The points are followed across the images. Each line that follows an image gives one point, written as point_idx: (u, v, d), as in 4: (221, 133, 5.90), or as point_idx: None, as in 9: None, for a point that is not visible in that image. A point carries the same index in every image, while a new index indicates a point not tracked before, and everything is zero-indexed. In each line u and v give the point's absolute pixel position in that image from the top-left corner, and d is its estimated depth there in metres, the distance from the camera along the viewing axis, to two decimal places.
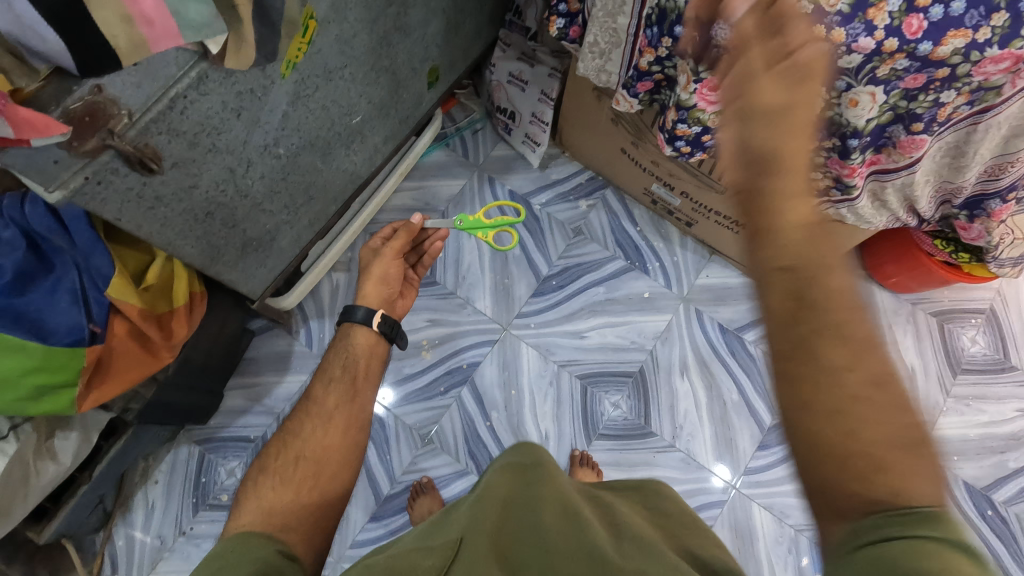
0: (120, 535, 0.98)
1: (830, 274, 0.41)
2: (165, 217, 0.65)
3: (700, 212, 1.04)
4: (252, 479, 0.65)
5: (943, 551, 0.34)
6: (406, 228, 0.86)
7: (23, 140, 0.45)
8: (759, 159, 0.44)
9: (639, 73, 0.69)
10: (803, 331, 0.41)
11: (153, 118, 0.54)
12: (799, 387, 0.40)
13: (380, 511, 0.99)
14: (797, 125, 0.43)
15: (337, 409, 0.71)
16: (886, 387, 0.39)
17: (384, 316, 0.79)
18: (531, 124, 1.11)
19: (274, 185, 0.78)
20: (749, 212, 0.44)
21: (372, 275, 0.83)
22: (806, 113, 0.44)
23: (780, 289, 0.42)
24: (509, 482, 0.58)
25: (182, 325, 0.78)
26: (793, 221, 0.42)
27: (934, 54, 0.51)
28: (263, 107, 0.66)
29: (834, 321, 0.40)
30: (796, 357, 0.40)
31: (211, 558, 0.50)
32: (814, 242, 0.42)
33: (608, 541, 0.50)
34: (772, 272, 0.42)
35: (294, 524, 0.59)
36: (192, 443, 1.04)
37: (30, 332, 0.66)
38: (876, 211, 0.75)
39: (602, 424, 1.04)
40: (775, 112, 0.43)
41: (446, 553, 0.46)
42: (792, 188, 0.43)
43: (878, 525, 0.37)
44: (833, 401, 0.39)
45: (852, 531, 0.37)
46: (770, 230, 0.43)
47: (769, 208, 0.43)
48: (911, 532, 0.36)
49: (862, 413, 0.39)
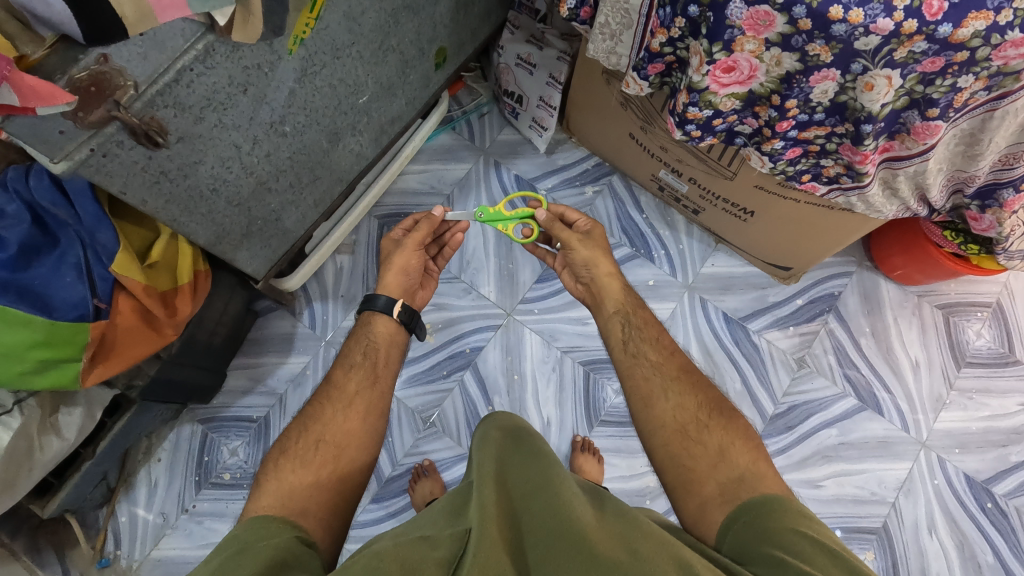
0: (123, 511, 0.99)
1: (636, 309, 0.76)
2: (170, 193, 0.64)
3: (707, 199, 1.03)
4: (273, 461, 0.65)
5: (800, 516, 0.51)
6: (428, 220, 0.82)
7: (28, 109, 0.45)
8: (585, 263, 0.79)
9: (650, 54, 0.68)
10: (633, 348, 0.71)
11: (159, 91, 0.53)
12: (640, 391, 0.67)
13: (381, 493, 1.00)
14: (598, 244, 0.80)
15: (358, 394, 0.70)
16: (690, 372, 0.68)
17: (404, 307, 0.79)
18: (539, 108, 1.10)
19: (280, 163, 0.77)
20: (590, 291, 0.80)
21: (394, 265, 0.80)
22: (600, 240, 0.80)
23: (608, 322, 0.75)
24: (502, 463, 0.56)
25: (186, 302, 0.78)
26: (611, 287, 0.77)
27: (954, 36, 0.51)
28: (270, 83, 0.65)
29: (647, 337, 0.72)
30: (633, 369, 0.69)
31: (229, 542, 0.51)
32: (627, 302, 0.76)
33: (611, 520, 0.48)
34: (611, 317, 0.75)
35: (313, 509, 0.59)
36: (196, 422, 1.04)
37: (34, 306, 0.66)
38: (887, 200, 0.74)
39: (604, 411, 1.04)
40: (581, 243, 0.79)
41: (455, 545, 0.43)
42: (606, 270, 0.78)
43: (765, 505, 0.53)
44: (659, 389, 0.66)
45: (748, 513, 0.53)
46: (596, 294, 0.79)
47: (600, 285, 0.78)
48: (785, 510, 0.52)
49: (673, 392, 0.66)
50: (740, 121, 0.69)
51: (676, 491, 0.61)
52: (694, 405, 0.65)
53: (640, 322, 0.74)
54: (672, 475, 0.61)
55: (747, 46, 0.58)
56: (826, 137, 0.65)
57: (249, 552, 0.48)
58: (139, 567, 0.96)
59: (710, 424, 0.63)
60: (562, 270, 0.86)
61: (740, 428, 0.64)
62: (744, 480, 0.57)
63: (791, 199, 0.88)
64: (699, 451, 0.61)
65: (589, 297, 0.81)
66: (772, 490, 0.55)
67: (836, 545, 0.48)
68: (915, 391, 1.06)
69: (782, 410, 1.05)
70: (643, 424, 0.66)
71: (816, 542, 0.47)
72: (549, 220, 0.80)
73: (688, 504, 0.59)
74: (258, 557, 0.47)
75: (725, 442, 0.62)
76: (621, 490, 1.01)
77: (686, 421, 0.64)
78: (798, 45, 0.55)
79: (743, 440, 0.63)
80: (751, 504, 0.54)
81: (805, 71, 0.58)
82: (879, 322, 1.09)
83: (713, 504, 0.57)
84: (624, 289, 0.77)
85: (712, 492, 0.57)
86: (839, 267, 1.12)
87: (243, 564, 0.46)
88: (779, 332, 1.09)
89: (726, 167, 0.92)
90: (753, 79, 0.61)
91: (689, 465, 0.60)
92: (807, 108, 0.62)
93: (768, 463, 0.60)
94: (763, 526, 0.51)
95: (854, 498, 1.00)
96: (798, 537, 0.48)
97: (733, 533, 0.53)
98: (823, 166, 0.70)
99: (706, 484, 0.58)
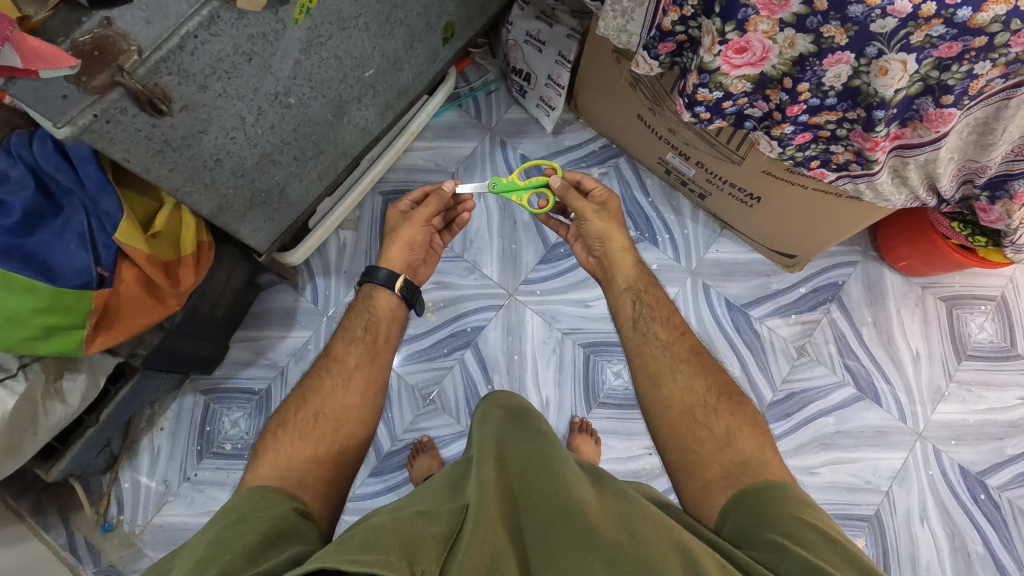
0: (126, 478, 1.01)
1: (650, 284, 0.75)
2: (174, 162, 0.64)
3: (714, 183, 1.02)
4: (270, 434, 0.65)
5: (801, 500, 0.52)
6: (437, 194, 0.82)
7: (31, 72, 0.45)
8: (599, 239, 0.78)
9: (661, 33, 0.67)
10: (643, 327, 0.71)
11: (163, 58, 0.52)
12: (647, 371, 0.67)
13: (380, 467, 1.01)
14: (613, 216, 0.79)
15: (358, 368, 0.71)
16: (700, 354, 0.69)
17: (405, 282, 0.79)
18: (547, 87, 1.09)
19: (284, 136, 0.77)
20: (602, 264, 0.80)
21: (399, 238, 0.80)
22: (615, 212, 0.80)
23: (619, 300, 0.75)
24: (502, 442, 0.56)
25: (190, 273, 0.78)
26: (623, 264, 0.77)
27: (973, 21, 0.49)
28: (275, 52, 0.64)
29: (658, 313, 0.72)
30: (642, 349, 0.69)
31: (228, 510, 0.52)
32: (638, 281, 0.75)
33: (609, 501, 0.48)
34: (621, 293, 0.75)
35: (311, 480, 0.60)
36: (198, 392, 1.05)
37: (38, 272, 0.66)
38: (896, 188, 0.74)
39: (603, 393, 1.05)
40: (596, 215, 0.78)
41: (453, 521, 0.43)
42: (619, 245, 0.78)
43: (766, 488, 0.54)
44: (667, 369, 0.67)
45: (749, 495, 0.54)
46: (608, 272, 0.78)
47: (612, 260, 0.77)
48: (786, 493, 0.52)
49: (680, 373, 0.66)
50: (750, 104, 0.68)
51: (678, 472, 0.61)
52: (702, 388, 0.65)
53: (652, 300, 0.73)
54: (675, 457, 0.61)
55: (760, 26, 0.57)
56: (837, 123, 0.64)
57: (248, 522, 0.49)
58: (142, 532, 0.98)
59: (718, 409, 0.64)
60: (575, 241, 0.86)
61: (747, 414, 0.64)
62: (749, 466, 0.58)
63: (799, 185, 0.87)
64: (706, 435, 0.61)
65: (600, 270, 0.81)
66: (777, 476, 0.56)
67: (837, 532, 0.48)
68: (915, 382, 1.06)
69: (780, 397, 1.05)
70: (649, 404, 0.66)
71: (816, 528, 0.48)
72: (564, 187, 0.79)
73: (690, 487, 0.59)
74: (256, 527, 0.48)
75: (731, 427, 0.62)
76: (618, 472, 1.01)
77: (693, 403, 0.64)
78: (813, 26, 0.55)
79: (751, 426, 0.63)
80: (751, 489, 0.54)
81: (818, 53, 0.57)
82: (882, 312, 1.09)
83: (716, 487, 0.57)
84: (637, 265, 0.77)
85: (716, 476, 0.58)
86: (844, 256, 1.12)
87: (242, 534, 0.47)
88: (780, 320, 1.09)
89: (734, 151, 0.91)
90: (765, 61, 0.61)
91: (691, 447, 0.61)
92: (819, 93, 0.61)
93: (774, 449, 0.61)
94: (765, 511, 0.51)
95: (849, 485, 1.01)
96: (800, 523, 0.48)
97: (734, 517, 0.53)
98: (833, 152, 0.69)
99: (709, 466, 0.59)
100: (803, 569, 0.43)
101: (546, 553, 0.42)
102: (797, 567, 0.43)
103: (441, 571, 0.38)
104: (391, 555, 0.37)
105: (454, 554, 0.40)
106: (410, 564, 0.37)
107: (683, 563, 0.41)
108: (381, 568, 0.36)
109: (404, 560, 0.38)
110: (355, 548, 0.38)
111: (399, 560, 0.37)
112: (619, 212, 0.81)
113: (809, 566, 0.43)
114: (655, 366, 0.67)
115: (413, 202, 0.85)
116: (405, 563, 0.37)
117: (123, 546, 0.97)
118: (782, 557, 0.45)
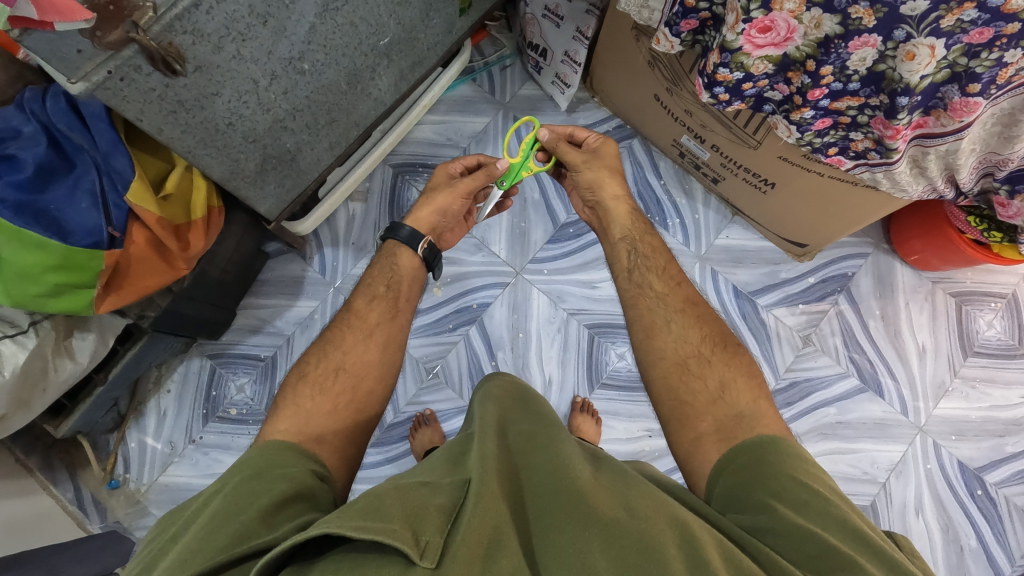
0: (133, 438, 1.03)
1: (659, 247, 0.74)
2: (186, 123, 0.64)
3: (729, 167, 1.01)
4: (292, 385, 0.66)
5: (794, 455, 0.52)
6: (487, 169, 0.78)
7: (47, 24, 0.44)
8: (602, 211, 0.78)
9: (683, 9, 0.65)
10: (638, 278, 0.71)
11: (178, 16, 0.52)
12: (642, 322, 0.67)
13: (382, 438, 1.02)
14: (604, 164, 0.78)
15: (378, 326, 0.71)
16: (696, 305, 0.68)
17: (429, 244, 0.78)
18: (563, 64, 1.07)
19: (297, 103, 0.76)
20: (596, 214, 0.80)
21: (433, 202, 0.79)
22: (608, 158, 0.78)
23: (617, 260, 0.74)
24: (504, 421, 0.57)
25: (199, 237, 0.78)
26: (626, 230, 0.75)
27: (1007, 6, 0.48)
28: (291, 15, 0.63)
29: (665, 272, 0.71)
30: (637, 300, 0.69)
31: (247, 463, 0.53)
32: (646, 244, 0.74)
33: (607, 478, 0.49)
34: (617, 243, 0.75)
35: (329, 436, 0.61)
36: (204, 356, 1.06)
37: (49, 229, 0.66)
38: (914, 178, 0.73)
39: (606, 373, 1.05)
40: (585, 164, 0.77)
41: (456, 493, 0.44)
42: (611, 193, 0.77)
43: (758, 442, 0.54)
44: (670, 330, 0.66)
45: (736, 453, 0.54)
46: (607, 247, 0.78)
47: (605, 208, 0.77)
48: (777, 448, 0.53)
49: (679, 333, 0.65)
50: (771, 86, 0.67)
51: (670, 423, 0.61)
52: (697, 339, 0.65)
53: (646, 249, 0.73)
54: (668, 409, 0.62)
55: (786, 5, 0.55)
56: (859, 109, 0.63)
57: (265, 479, 0.50)
58: (147, 490, 1.00)
59: (712, 360, 0.63)
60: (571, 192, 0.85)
61: (742, 364, 0.64)
62: (742, 418, 0.57)
63: (814, 172, 0.86)
64: (699, 386, 0.61)
65: (596, 220, 0.81)
66: (770, 430, 0.56)
67: (830, 492, 0.49)
68: (918, 376, 1.06)
69: (782, 386, 1.05)
70: (643, 356, 0.66)
71: (809, 489, 0.48)
72: (554, 140, 0.77)
73: (681, 440, 0.59)
74: (276, 485, 0.49)
75: (726, 378, 0.62)
76: (617, 452, 1.02)
77: (687, 355, 0.64)
78: (841, 6, 0.53)
79: (746, 377, 0.63)
80: (743, 447, 0.54)
81: (844, 35, 0.56)
82: (889, 305, 1.09)
83: (708, 440, 0.57)
84: (644, 233, 0.75)
85: (708, 429, 0.58)
86: (855, 247, 1.11)
87: (261, 493, 0.48)
88: (787, 309, 1.08)
89: (751, 135, 0.90)
90: (789, 42, 0.59)
91: (685, 399, 0.61)
92: (842, 77, 0.60)
93: (768, 401, 0.60)
94: (758, 470, 0.51)
95: (846, 475, 1.01)
96: (793, 484, 0.48)
97: (726, 476, 0.53)
98: (852, 139, 0.68)
99: (701, 419, 0.59)
100: (795, 537, 0.44)
101: (545, 530, 0.42)
102: (790, 534, 0.44)
103: (445, 542, 0.39)
104: (395, 524, 0.38)
105: (457, 526, 0.40)
106: (415, 534, 0.38)
107: (679, 538, 0.41)
108: (384, 536, 0.37)
109: (409, 530, 0.38)
110: (358, 516, 0.39)
111: (405, 529, 0.38)
112: (613, 158, 0.79)
113: (802, 534, 0.43)
114: (656, 329, 0.66)
115: (465, 166, 0.83)
116: (410, 532, 0.38)
117: (128, 504, 0.99)
118: (776, 524, 0.45)
